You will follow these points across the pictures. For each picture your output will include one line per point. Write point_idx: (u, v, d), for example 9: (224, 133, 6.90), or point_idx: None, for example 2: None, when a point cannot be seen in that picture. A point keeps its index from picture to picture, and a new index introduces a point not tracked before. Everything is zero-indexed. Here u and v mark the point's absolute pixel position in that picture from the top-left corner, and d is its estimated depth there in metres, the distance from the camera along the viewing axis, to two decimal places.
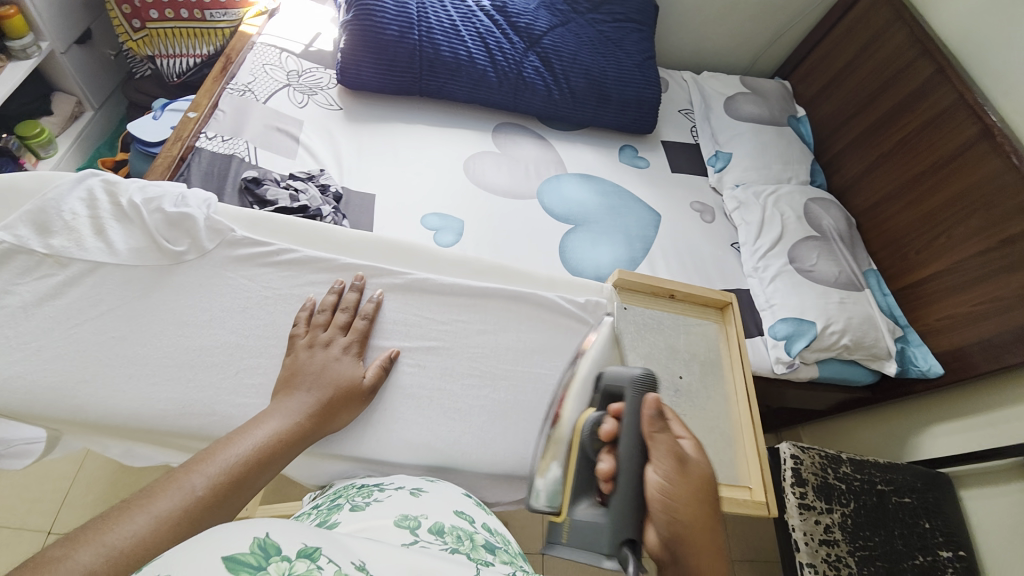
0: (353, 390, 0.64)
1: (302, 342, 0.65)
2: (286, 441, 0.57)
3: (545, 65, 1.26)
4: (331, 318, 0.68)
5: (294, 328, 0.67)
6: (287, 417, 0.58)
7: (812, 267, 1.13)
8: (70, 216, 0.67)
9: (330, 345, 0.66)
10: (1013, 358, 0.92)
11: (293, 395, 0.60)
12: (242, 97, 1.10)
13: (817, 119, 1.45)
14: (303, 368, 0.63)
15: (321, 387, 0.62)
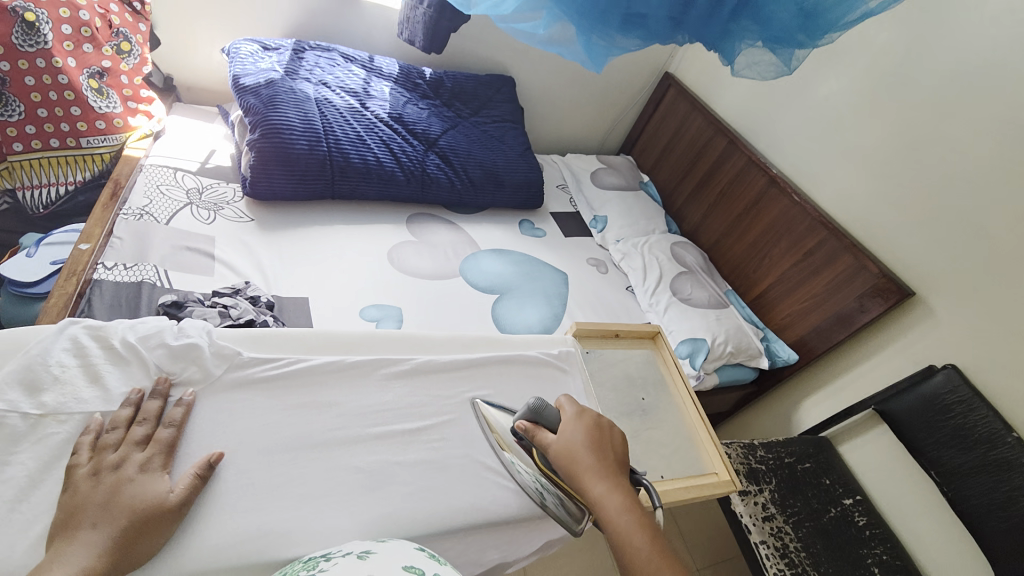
0: (159, 512, 0.49)
1: (85, 471, 0.50)
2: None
3: (445, 162, 1.43)
4: (124, 434, 0.53)
5: (72, 459, 0.51)
6: (83, 562, 0.44)
7: (690, 295, 1.41)
8: (59, 369, 0.55)
9: (122, 466, 0.51)
10: (837, 336, 1.25)
11: (76, 539, 0.46)
12: (140, 221, 1.05)
13: (659, 183, 1.85)
14: (88, 502, 0.48)
15: (115, 517, 0.47)
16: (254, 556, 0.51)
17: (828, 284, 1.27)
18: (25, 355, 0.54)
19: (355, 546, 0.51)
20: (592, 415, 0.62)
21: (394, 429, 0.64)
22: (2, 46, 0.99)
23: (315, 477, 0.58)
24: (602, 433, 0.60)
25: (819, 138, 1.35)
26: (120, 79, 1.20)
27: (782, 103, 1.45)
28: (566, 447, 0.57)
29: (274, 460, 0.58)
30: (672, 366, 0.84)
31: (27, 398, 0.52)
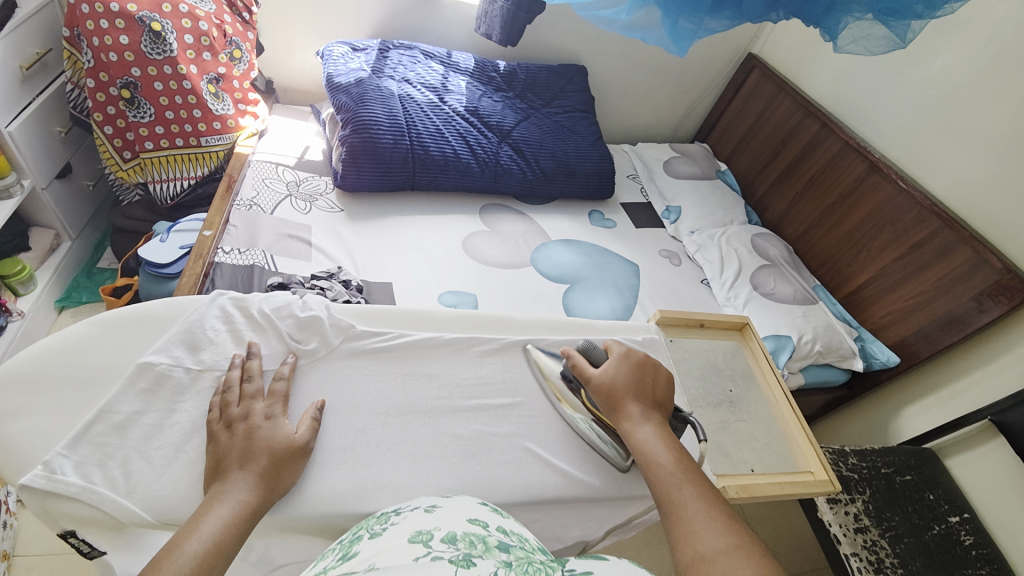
0: (290, 454, 0.53)
1: (219, 425, 0.54)
2: (244, 523, 0.48)
3: (518, 153, 1.45)
4: (240, 392, 0.57)
5: (208, 416, 0.55)
6: (235, 500, 0.48)
7: (772, 289, 1.33)
8: (214, 332, 0.61)
9: (250, 415, 0.55)
10: (948, 339, 1.13)
11: (224, 481, 0.50)
12: (250, 211, 1.17)
13: (739, 171, 1.75)
14: (225, 452, 0.52)
15: (255, 460, 0.51)
16: (358, 511, 0.54)
17: (940, 280, 1.15)
18: (188, 320, 0.61)
19: (425, 501, 0.48)
20: (637, 356, 0.66)
21: (488, 405, 0.66)
22: (133, 53, 1.15)
23: (421, 440, 0.61)
24: (646, 374, 0.65)
25: (935, 117, 1.21)
26: (232, 84, 1.33)
27: (889, 81, 1.31)
28: (605, 378, 0.64)
29: (387, 422, 0.61)
30: (761, 357, 0.81)
31: (191, 354, 0.59)
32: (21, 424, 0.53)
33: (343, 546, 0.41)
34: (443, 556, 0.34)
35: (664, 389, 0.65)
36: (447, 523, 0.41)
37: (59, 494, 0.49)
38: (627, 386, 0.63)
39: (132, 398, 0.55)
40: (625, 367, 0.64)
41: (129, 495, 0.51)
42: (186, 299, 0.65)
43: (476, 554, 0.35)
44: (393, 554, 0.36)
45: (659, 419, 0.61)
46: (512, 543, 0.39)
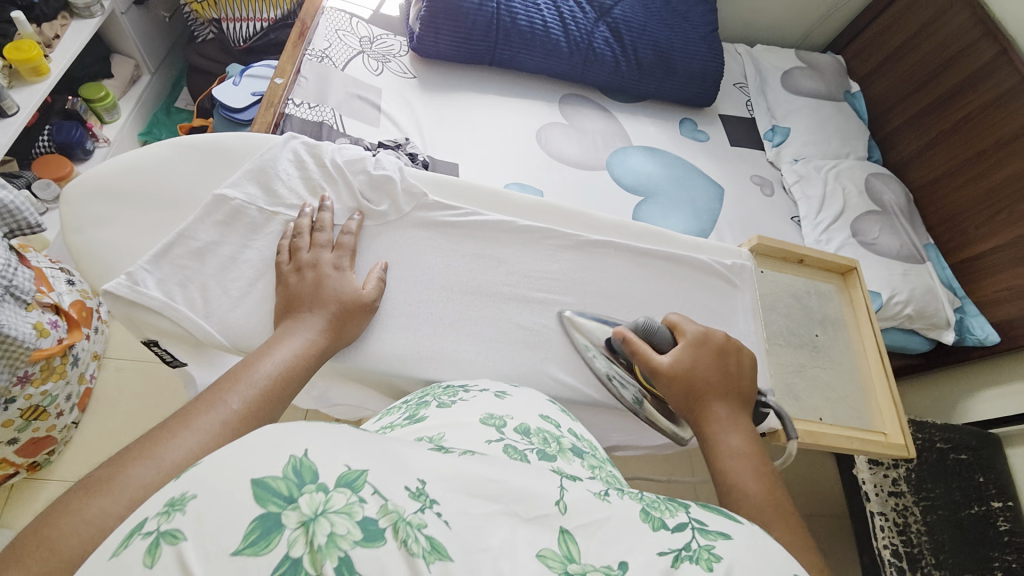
0: (356, 304, 0.54)
1: (289, 268, 0.54)
2: (312, 360, 0.50)
3: (615, 36, 1.25)
4: (310, 240, 0.56)
5: (278, 258, 0.55)
6: (304, 336, 0.50)
7: (875, 240, 1.17)
8: (286, 177, 0.60)
9: (319, 264, 0.55)
10: None
11: (296, 318, 0.51)
12: (321, 63, 1.10)
13: (873, 95, 1.44)
14: (297, 293, 0.53)
15: (323, 304, 0.52)
16: (415, 375, 0.56)
17: None
18: (262, 157, 0.60)
19: (492, 384, 0.49)
20: (718, 339, 0.58)
21: (550, 301, 0.63)
22: None
23: (483, 322, 0.60)
24: (728, 361, 0.56)
25: None
26: None
27: None
28: (679, 367, 0.55)
29: (451, 296, 0.61)
30: (860, 307, 0.74)
31: (266, 197, 0.58)
32: (112, 234, 0.56)
33: (411, 407, 0.44)
34: (519, 449, 0.36)
35: (751, 380, 0.57)
36: (520, 414, 0.41)
37: (143, 305, 0.52)
38: (709, 375, 0.55)
39: (210, 228, 0.56)
40: (704, 353, 0.56)
41: (207, 317, 0.53)
42: (258, 135, 0.63)
43: (551, 454, 0.36)
44: (466, 429, 0.37)
45: (742, 415, 0.54)
46: (586, 450, 0.40)
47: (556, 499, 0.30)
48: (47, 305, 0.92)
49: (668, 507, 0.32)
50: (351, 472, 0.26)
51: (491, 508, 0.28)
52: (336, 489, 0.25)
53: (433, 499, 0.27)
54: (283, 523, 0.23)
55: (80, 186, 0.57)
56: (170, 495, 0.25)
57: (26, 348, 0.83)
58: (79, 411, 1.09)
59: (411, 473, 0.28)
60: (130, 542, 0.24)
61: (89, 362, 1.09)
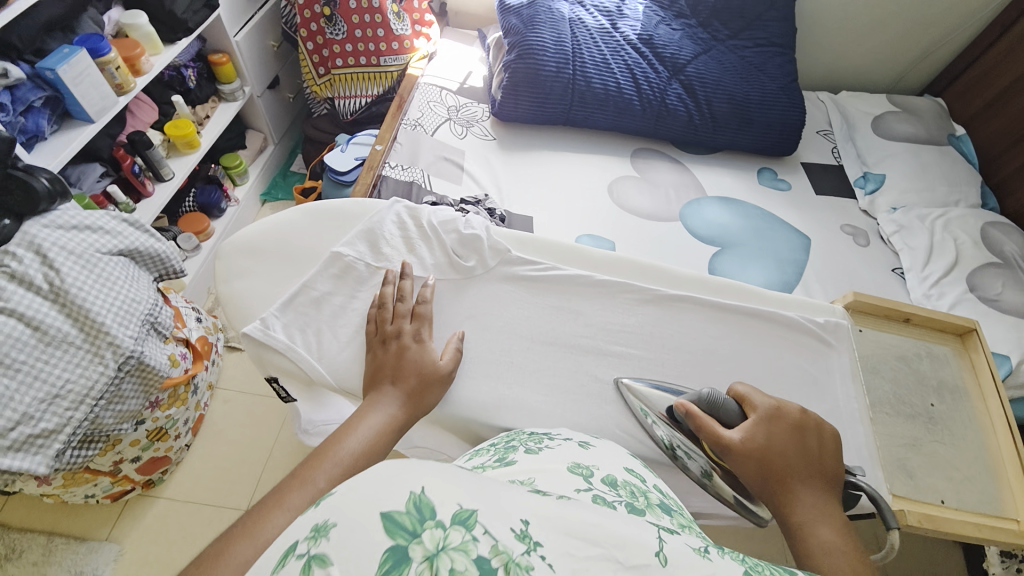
0: (433, 372, 0.57)
1: (377, 338, 0.59)
2: (392, 434, 0.52)
3: (688, 92, 1.28)
4: (394, 311, 0.60)
5: (368, 327, 0.60)
6: (384, 412, 0.53)
7: (998, 296, 1.03)
8: (390, 235, 0.68)
9: (402, 335, 0.58)
10: None
11: (380, 390, 0.55)
12: (415, 131, 1.24)
13: (981, 139, 1.31)
14: (383, 364, 0.57)
15: (404, 378, 0.55)
16: (491, 423, 0.58)
17: None
18: (371, 220, 0.68)
19: (576, 435, 0.51)
20: (793, 414, 0.54)
21: (628, 355, 0.63)
22: None
23: (560, 374, 0.62)
24: (805, 435, 0.53)
25: None
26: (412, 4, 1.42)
27: None
28: (750, 447, 0.51)
29: (531, 346, 0.63)
30: (984, 374, 0.66)
31: (372, 252, 0.66)
32: (247, 283, 0.66)
33: (498, 450, 0.47)
34: (607, 499, 0.37)
35: (835, 458, 0.53)
36: (606, 465, 0.44)
37: (269, 346, 0.60)
38: (785, 454, 0.51)
39: (325, 280, 0.64)
40: (777, 428, 0.53)
41: (314, 357, 0.60)
42: (370, 200, 0.73)
43: (640, 508, 0.37)
44: (554, 476, 0.40)
45: (826, 495, 0.51)
46: (673, 507, 0.41)
47: (655, 549, 0.31)
48: (180, 339, 1.08)
49: (777, 573, 0.33)
50: (464, 511, 0.29)
51: (594, 552, 0.29)
52: (451, 526, 0.28)
53: (537, 541, 0.29)
54: (410, 555, 0.27)
55: (231, 242, 0.69)
56: (315, 523, 0.30)
57: (160, 375, 0.95)
58: (192, 435, 1.23)
59: (515, 515, 0.30)
60: (286, 561, 0.29)
61: (205, 392, 1.23)
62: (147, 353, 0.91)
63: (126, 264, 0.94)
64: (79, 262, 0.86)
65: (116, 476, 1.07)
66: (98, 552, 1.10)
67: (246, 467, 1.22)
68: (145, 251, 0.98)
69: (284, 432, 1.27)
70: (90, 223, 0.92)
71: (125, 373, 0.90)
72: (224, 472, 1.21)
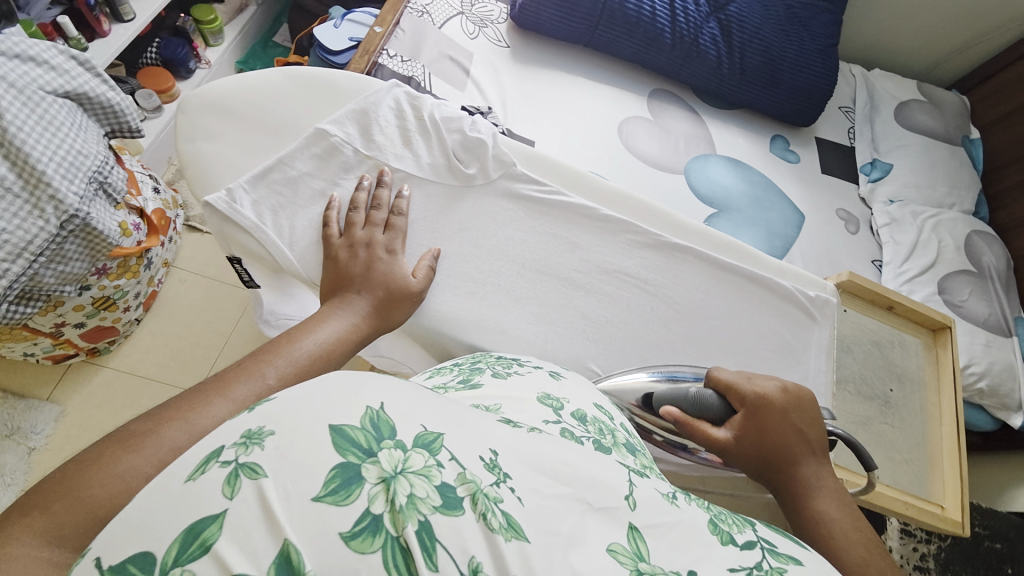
0: (404, 291, 0.53)
1: (341, 242, 0.54)
2: (355, 343, 0.49)
3: (724, 34, 1.18)
4: (365, 218, 0.55)
5: (325, 229, 0.55)
6: (349, 318, 0.49)
7: (962, 302, 1.07)
8: (385, 123, 0.60)
9: (372, 244, 0.54)
10: None
11: (344, 296, 0.51)
12: (420, 19, 1.10)
13: (994, 145, 1.30)
14: (349, 270, 0.52)
15: (372, 288, 0.52)
16: (463, 341, 0.57)
17: None
18: (366, 100, 0.60)
19: (546, 362, 0.51)
20: (812, 385, 0.56)
21: (615, 295, 0.62)
22: None
23: (545, 304, 0.60)
24: (815, 407, 0.55)
25: None
26: None
27: None
28: (768, 394, 0.54)
29: (523, 272, 0.60)
30: (946, 369, 0.69)
31: (362, 137, 0.59)
32: (215, 147, 0.59)
33: (462, 371, 0.46)
34: (575, 434, 0.36)
35: (823, 430, 0.55)
36: (575, 399, 0.43)
37: (237, 223, 0.54)
38: (794, 416, 0.53)
39: (306, 160, 0.57)
40: (797, 393, 0.54)
41: (285, 245, 0.55)
42: (368, 79, 0.64)
43: (607, 446, 0.37)
44: (524, 405, 0.39)
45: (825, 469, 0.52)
46: (637, 447, 0.41)
47: (625, 494, 0.32)
48: (133, 208, 0.99)
49: (735, 522, 0.35)
50: (428, 433, 0.27)
51: (562, 491, 0.30)
52: (413, 449, 0.26)
53: (505, 474, 0.28)
54: (363, 476, 0.24)
55: (198, 97, 0.60)
56: (247, 428, 0.26)
57: (109, 243, 0.88)
58: (143, 310, 1.18)
59: (484, 444, 0.29)
60: (206, 468, 0.25)
61: (160, 268, 1.16)
62: (94, 215, 0.83)
63: (73, 110, 0.82)
64: (18, 97, 0.75)
65: (58, 340, 1.03)
66: (38, 411, 1.08)
67: (198, 351, 1.19)
68: (96, 99, 0.85)
69: (244, 322, 1.23)
70: (33, 53, 0.79)
71: (69, 232, 0.82)
72: (179, 352, 1.18)
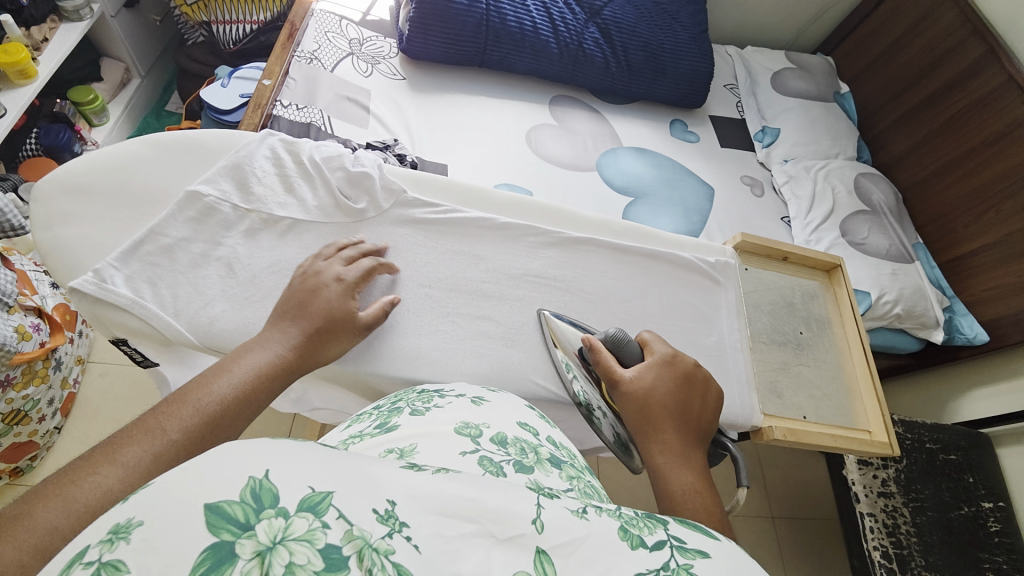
0: (345, 328, 0.53)
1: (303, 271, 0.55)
2: (277, 377, 0.48)
3: (605, 37, 1.26)
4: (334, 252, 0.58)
5: (297, 266, 0.57)
6: (274, 351, 0.49)
7: (864, 240, 1.17)
8: (262, 173, 0.61)
9: (327, 280, 0.55)
10: None
11: (281, 326, 0.51)
12: (310, 65, 1.09)
13: (862, 95, 1.44)
14: (296, 296, 0.53)
15: (309, 319, 0.52)
16: (396, 377, 0.56)
17: None
18: (238, 154, 0.61)
19: (468, 389, 0.48)
20: (686, 365, 0.58)
21: (526, 299, 0.64)
22: None
23: (467, 321, 0.61)
24: (689, 400, 0.56)
25: None
26: None
27: None
28: (643, 383, 0.55)
29: (430, 293, 0.62)
30: (845, 303, 0.75)
31: (240, 192, 0.60)
32: (79, 231, 0.56)
33: (381, 414, 0.43)
34: (494, 462, 0.35)
35: (710, 414, 0.57)
36: (496, 422, 0.41)
37: (112, 303, 0.52)
38: (667, 404, 0.54)
39: (181, 225, 0.56)
40: (671, 374, 0.56)
41: (177, 317, 0.53)
42: (236, 133, 0.64)
43: (528, 466, 0.36)
44: (441, 441, 0.37)
45: (696, 450, 0.53)
46: (564, 459, 0.40)
47: (532, 517, 0.29)
48: (28, 308, 0.91)
49: (647, 523, 0.32)
50: (316, 494, 0.24)
51: (466, 529, 0.27)
52: (297, 514, 0.23)
53: (403, 521, 0.26)
54: (237, 553, 0.22)
55: (50, 182, 0.57)
56: (117, 521, 0.24)
57: (7, 352, 0.81)
58: (62, 416, 1.08)
59: (380, 494, 0.27)
60: (69, 571, 0.22)
61: (73, 366, 1.08)
62: None
63: None
64: None
65: None
66: None
67: None
68: None
69: None
70: None
71: None
72: None
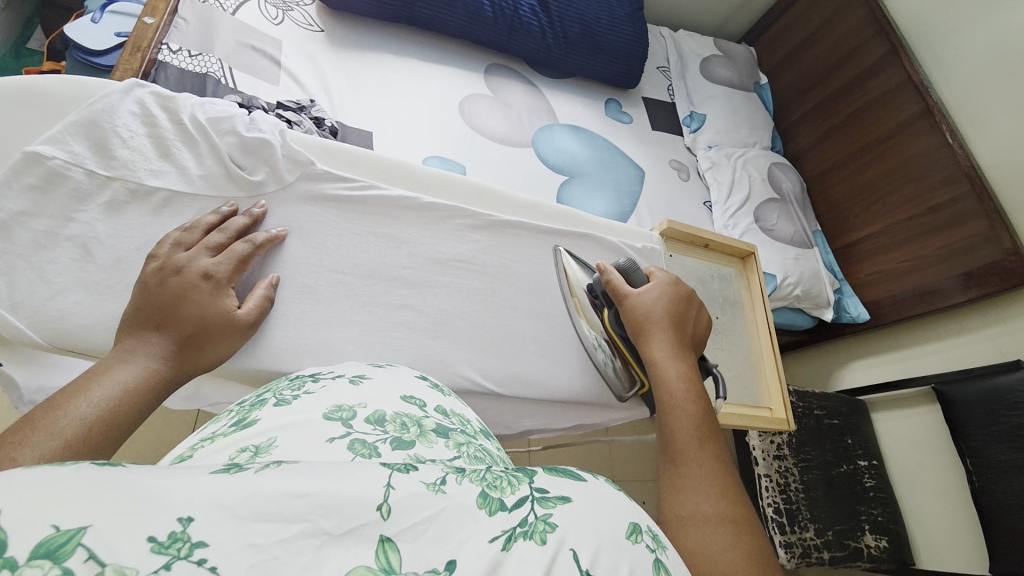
0: (227, 326, 0.48)
1: (154, 267, 0.47)
2: (152, 394, 0.42)
3: (542, 6, 1.21)
4: (198, 239, 0.50)
5: (151, 252, 0.48)
6: (149, 363, 0.42)
7: (773, 226, 1.26)
8: (127, 135, 0.52)
9: (189, 270, 0.47)
10: (912, 310, 1.17)
11: (147, 338, 0.44)
12: (205, 4, 0.94)
13: (779, 86, 1.53)
14: (156, 300, 0.45)
15: (177, 324, 0.45)
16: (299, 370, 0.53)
17: (942, 248, 1.13)
18: (90, 108, 0.50)
19: (350, 368, 0.43)
20: (683, 289, 0.62)
21: (450, 285, 0.62)
22: None
23: (383, 307, 0.58)
24: (683, 311, 0.60)
25: (1005, 71, 1.09)
26: None
27: (982, 15, 1.15)
28: (647, 304, 0.58)
29: (344, 279, 0.57)
30: (756, 289, 0.81)
31: (97, 155, 0.50)
32: None
33: (241, 409, 0.37)
34: (366, 443, 0.31)
35: (700, 331, 0.61)
36: (375, 400, 0.36)
37: None
38: (665, 318, 0.58)
39: (18, 195, 0.47)
40: (666, 295, 0.59)
41: (13, 309, 0.46)
42: (88, 79, 0.53)
43: (408, 441, 0.32)
44: (305, 429, 0.31)
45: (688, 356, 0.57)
46: (452, 427, 0.36)
47: (377, 502, 0.22)
48: None
49: (510, 480, 0.26)
50: (61, 534, 0.17)
51: (290, 531, 0.20)
52: (28, 564, 0.16)
53: (199, 542, 0.18)
54: None
55: None
56: None
57: None
58: None
59: (168, 510, 0.19)
60: None
61: None
62: None
63: None
64: None
65: None
66: None
67: None
68: None
69: None
70: None
71: None
72: None
